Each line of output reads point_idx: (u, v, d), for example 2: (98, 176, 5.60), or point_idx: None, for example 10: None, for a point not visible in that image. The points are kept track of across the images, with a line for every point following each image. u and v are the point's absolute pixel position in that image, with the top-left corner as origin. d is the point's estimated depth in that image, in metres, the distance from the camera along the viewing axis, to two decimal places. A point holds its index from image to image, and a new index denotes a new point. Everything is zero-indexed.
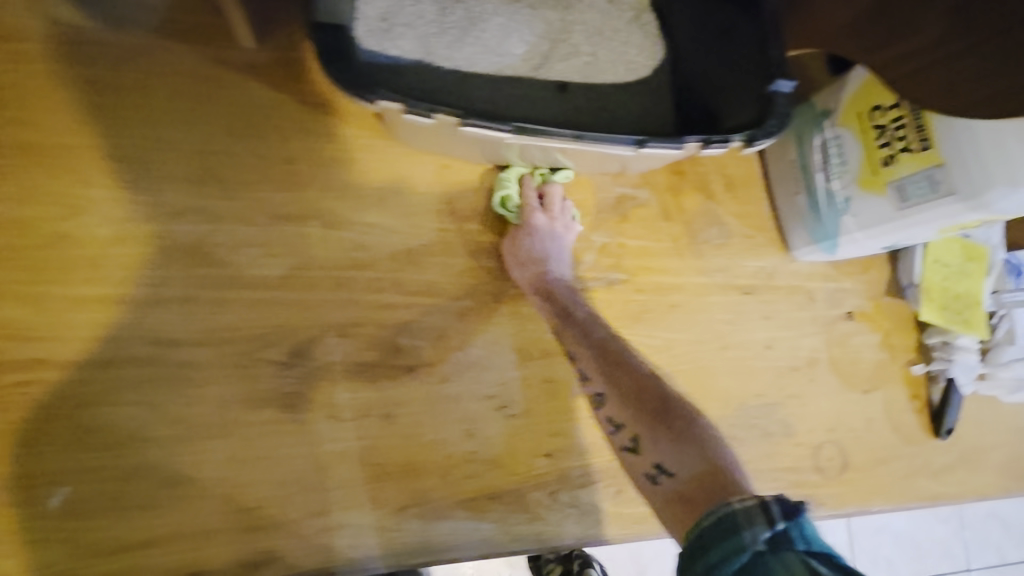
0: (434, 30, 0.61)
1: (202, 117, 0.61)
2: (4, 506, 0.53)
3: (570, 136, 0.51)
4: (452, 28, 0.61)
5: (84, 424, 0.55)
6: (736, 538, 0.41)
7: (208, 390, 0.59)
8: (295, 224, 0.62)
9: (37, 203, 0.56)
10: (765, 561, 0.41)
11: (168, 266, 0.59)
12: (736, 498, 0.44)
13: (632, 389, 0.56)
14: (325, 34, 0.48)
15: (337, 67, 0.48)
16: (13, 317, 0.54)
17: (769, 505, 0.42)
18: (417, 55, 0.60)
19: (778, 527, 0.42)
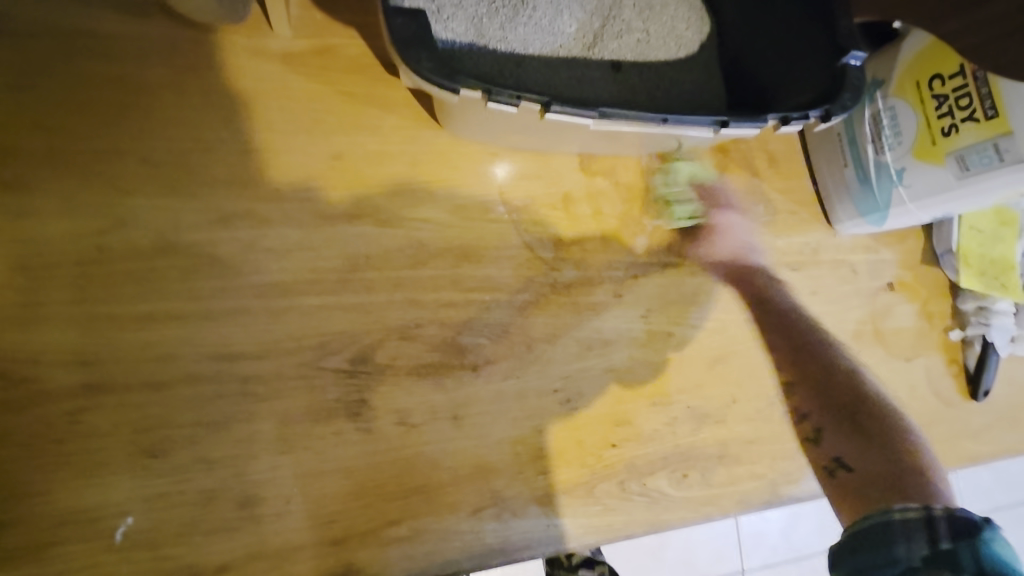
0: (485, 11, 0.58)
1: (241, 113, 0.57)
2: (75, 540, 0.50)
3: (656, 119, 0.51)
4: (504, 8, 0.58)
5: (149, 449, 0.52)
6: (887, 551, 0.54)
7: (269, 405, 0.55)
8: (347, 222, 0.59)
9: (73, 215, 0.52)
10: (916, 572, 0.53)
11: (219, 274, 0.55)
12: (895, 509, 0.56)
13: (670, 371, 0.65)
14: (403, 19, 0.46)
15: (420, 55, 0.46)
16: (62, 339, 0.51)
17: (934, 521, 0.54)
18: (469, 38, 0.56)
19: (940, 545, 0.53)
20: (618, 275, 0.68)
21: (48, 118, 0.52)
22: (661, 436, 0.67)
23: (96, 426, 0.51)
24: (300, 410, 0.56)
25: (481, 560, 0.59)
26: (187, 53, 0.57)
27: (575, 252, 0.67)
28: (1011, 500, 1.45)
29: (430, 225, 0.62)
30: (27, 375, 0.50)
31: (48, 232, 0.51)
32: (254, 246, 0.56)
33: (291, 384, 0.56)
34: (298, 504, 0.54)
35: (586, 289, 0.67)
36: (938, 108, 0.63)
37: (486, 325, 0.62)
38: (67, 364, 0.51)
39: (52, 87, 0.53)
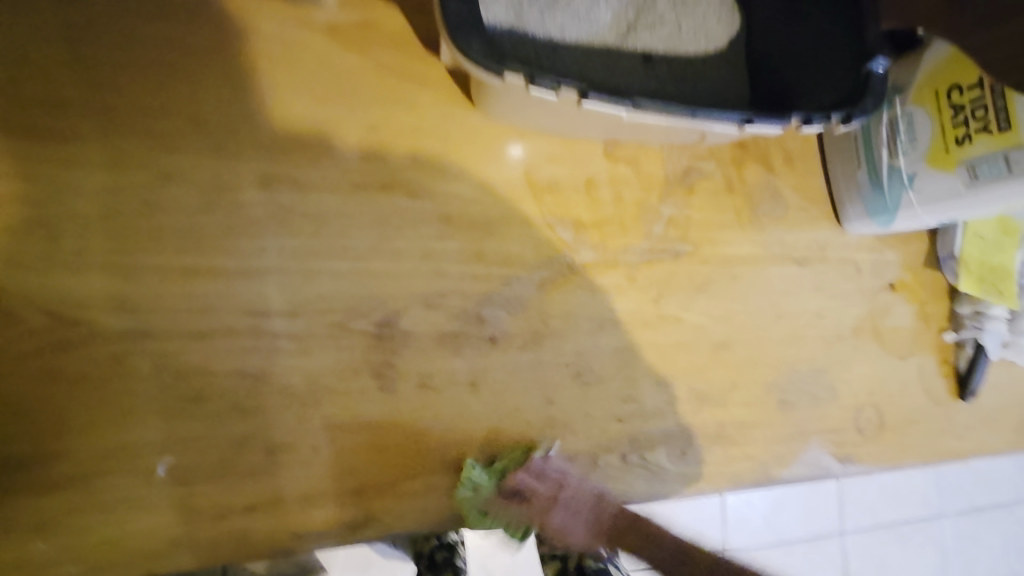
0: None
1: (284, 80, 0.60)
2: (113, 474, 0.53)
3: (685, 112, 0.53)
4: None
5: (187, 393, 0.55)
6: None
7: (300, 360, 0.58)
8: (380, 192, 0.62)
9: (124, 168, 0.55)
10: None
11: (257, 234, 0.58)
12: None
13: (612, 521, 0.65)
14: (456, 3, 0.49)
15: (466, 38, 0.49)
16: (108, 286, 0.53)
17: None
18: (509, 20, 0.59)
19: None
20: (633, 260, 0.71)
21: (103, 74, 0.55)
22: (663, 413, 0.71)
23: (137, 369, 0.54)
24: (328, 367, 0.59)
25: (490, 517, 0.63)
26: (236, 18, 0.59)
27: (594, 235, 0.70)
28: (987, 501, 1.51)
29: (457, 199, 0.65)
30: (75, 315, 0.52)
31: (99, 182, 0.54)
32: (291, 209, 0.59)
33: (320, 342, 0.59)
34: (323, 454, 0.58)
35: (602, 271, 0.70)
36: (954, 118, 0.65)
37: (505, 298, 0.66)
38: (112, 309, 0.53)
39: (110, 44, 0.55)
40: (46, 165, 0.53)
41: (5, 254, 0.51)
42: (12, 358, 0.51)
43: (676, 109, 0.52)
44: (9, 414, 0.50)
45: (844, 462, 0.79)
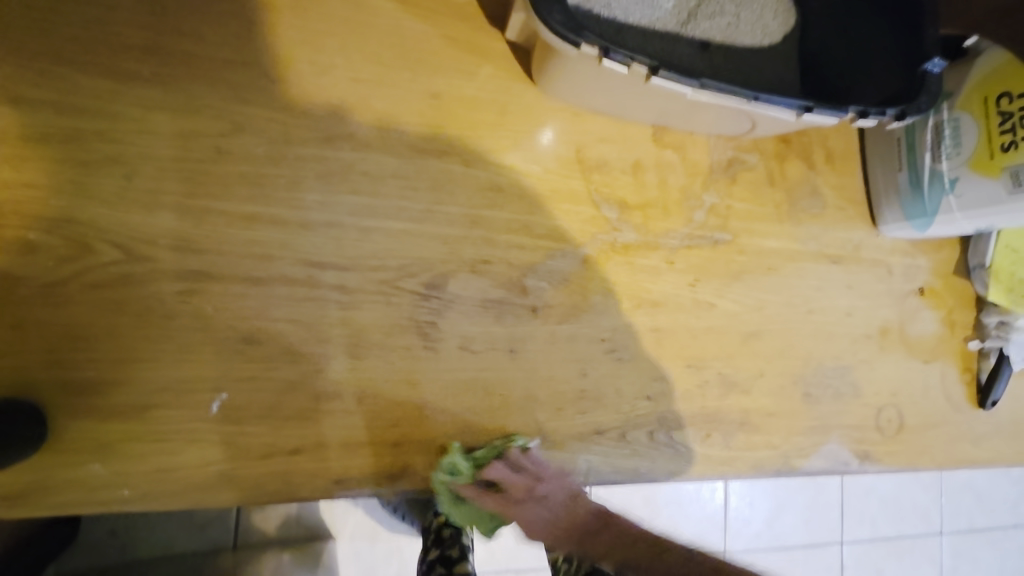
0: None
1: (353, 43, 0.62)
2: (171, 407, 0.55)
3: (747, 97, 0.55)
4: None
5: (245, 336, 0.57)
6: None
7: (351, 314, 0.60)
8: (437, 158, 0.64)
9: (200, 115, 0.57)
10: None
11: (320, 189, 0.60)
12: None
13: (576, 522, 0.64)
14: None
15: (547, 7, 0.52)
16: (178, 226, 0.56)
17: None
18: None
19: None
20: (673, 244, 0.73)
21: (186, 24, 0.57)
22: (691, 396, 0.72)
23: (198, 307, 0.56)
24: (376, 322, 0.61)
25: (520, 479, 0.65)
26: None
27: (637, 216, 0.71)
28: (985, 523, 1.51)
29: (509, 171, 0.67)
30: (143, 251, 0.55)
31: (177, 126, 0.56)
32: (351, 167, 0.61)
33: (372, 298, 0.61)
34: (367, 406, 0.60)
35: (642, 252, 0.71)
36: (1001, 125, 0.67)
37: (549, 271, 0.67)
38: (180, 248, 0.56)
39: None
40: (129, 107, 0.55)
41: (83, 188, 0.53)
42: (82, 287, 0.53)
43: (739, 92, 0.54)
44: (78, 339, 0.53)
45: (862, 459, 0.81)
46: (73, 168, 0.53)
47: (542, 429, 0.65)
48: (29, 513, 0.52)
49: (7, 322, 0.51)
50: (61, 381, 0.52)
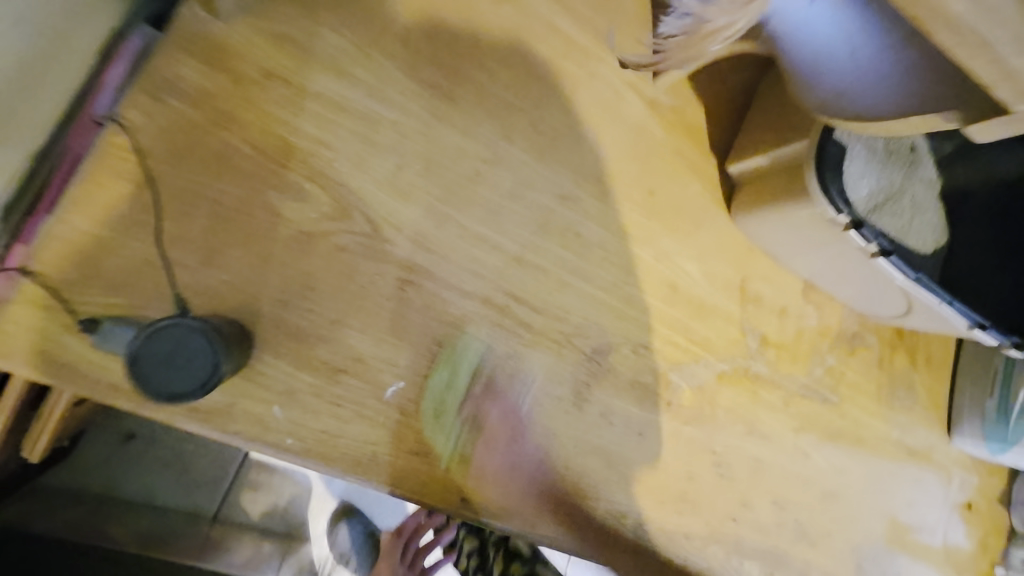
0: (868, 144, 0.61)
1: (607, 126, 0.69)
2: (359, 379, 0.58)
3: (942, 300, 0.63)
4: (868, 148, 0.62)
5: (436, 337, 0.61)
6: None
7: (525, 351, 0.65)
8: (635, 245, 0.71)
9: (471, 139, 0.63)
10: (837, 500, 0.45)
11: (540, 235, 0.66)
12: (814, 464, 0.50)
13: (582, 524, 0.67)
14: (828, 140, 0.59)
15: (825, 169, 0.58)
16: (421, 223, 0.61)
17: None
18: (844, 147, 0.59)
19: None
20: (792, 388, 0.79)
21: (490, 61, 0.64)
22: (769, 531, 0.77)
23: (412, 300, 0.60)
24: (541, 367, 0.65)
25: (610, 552, 0.68)
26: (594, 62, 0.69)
27: (773, 353, 0.78)
28: None
29: (688, 276, 0.73)
30: (388, 235, 0.59)
31: (450, 141, 0.62)
32: (569, 226, 0.67)
33: (547, 344, 0.66)
34: (511, 439, 0.64)
35: (768, 386, 0.77)
36: None
37: (692, 374, 0.73)
38: (415, 243, 0.61)
39: (504, 39, 0.65)
40: (422, 112, 0.61)
41: (363, 163, 0.59)
42: (328, 246, 0.57)
43: (939, 296, 0.62)
44: (305, 290, 0.56)
45: None
46: (362, 144, 0.59)
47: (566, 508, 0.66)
48: (205, 429, 0.54)
49: (256, 254, 0.55)
50: (279, 322, 0.55)
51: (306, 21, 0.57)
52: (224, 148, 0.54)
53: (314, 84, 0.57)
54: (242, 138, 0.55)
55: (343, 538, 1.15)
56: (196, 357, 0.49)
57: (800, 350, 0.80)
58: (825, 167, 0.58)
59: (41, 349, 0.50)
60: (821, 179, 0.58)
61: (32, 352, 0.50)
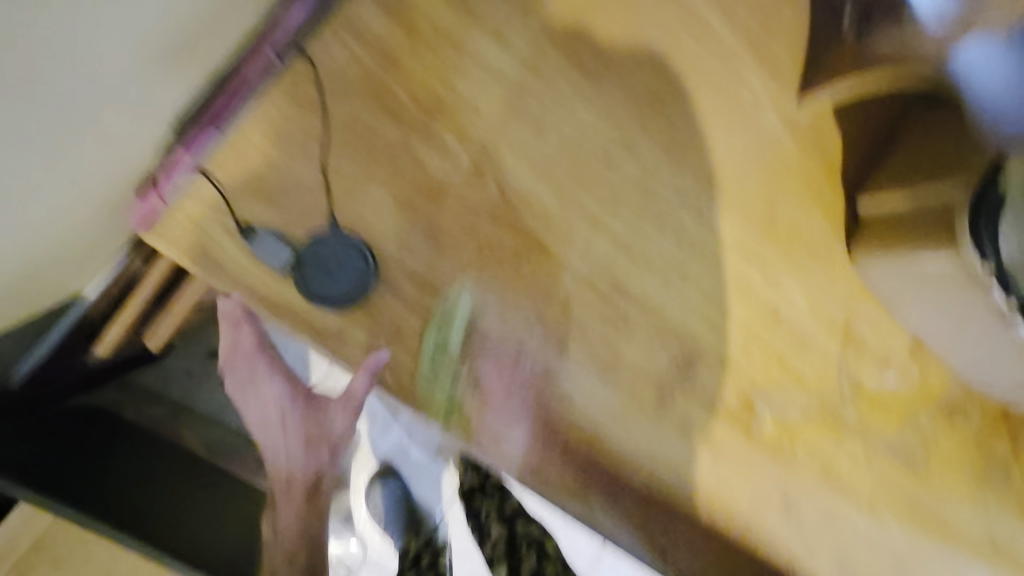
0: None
1: (740, 138, 0.69)
2: (459, 333, 0.60)
3: None
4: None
5: (537, 309, 0.62)
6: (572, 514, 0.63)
7: (618, 342, 0.65)
8: (746, 262, 0.70)
9: (608, 126, 0.65)
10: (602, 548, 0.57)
11: (654, 232, 0.66)
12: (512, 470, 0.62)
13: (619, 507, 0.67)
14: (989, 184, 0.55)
15: (979, 213, 0.55)
16: (545, 197, 0.63)
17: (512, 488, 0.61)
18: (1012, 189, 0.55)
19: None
20: (877, 444, 0.75)
21: (640, 55, 0.65)
22: None
23: (522, 269, 0.62)
24: (631, 361, 0.65)
25: None
26: (742, 75, 0.69)
27: (865, 403, 0.74)
28: None
29: (793, 305, 0.71)
30: (514, 204, 0.62)
31: (588, 125, 0.64)
32: (685, 230, 0.67)
33: (640, 340, 0.66)
34: (586, 423, 0.64)
35: (852, 436, 0.74)
36: None
37: (776, 404, 0.71)
38: (536, 215, 0.62)
39: (658, 37, 0.66)
40: (568, 92, 0.63)
41: (504, 129, 0.61)
42: (457, 201, 0.60)
43: None
44: (430, 238, 0.59)
45: None
46: (506, 111, 0.61)
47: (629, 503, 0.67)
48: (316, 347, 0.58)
49: (394, 196, 0.58)
50: (401, 264, 0.59)
51: None
52: (387, 93, 0.58)
53: (475, 48, 0.60)
54: (402, 86, 0.58)
55: (377, 496, 1.18)
56: (334, 267, 0.56)
57: (894, 407, 0.76)
58: (979, 211, 0.55)
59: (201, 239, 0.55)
60: (973, 220, 0.55)
61: (191, 242, 0.55)
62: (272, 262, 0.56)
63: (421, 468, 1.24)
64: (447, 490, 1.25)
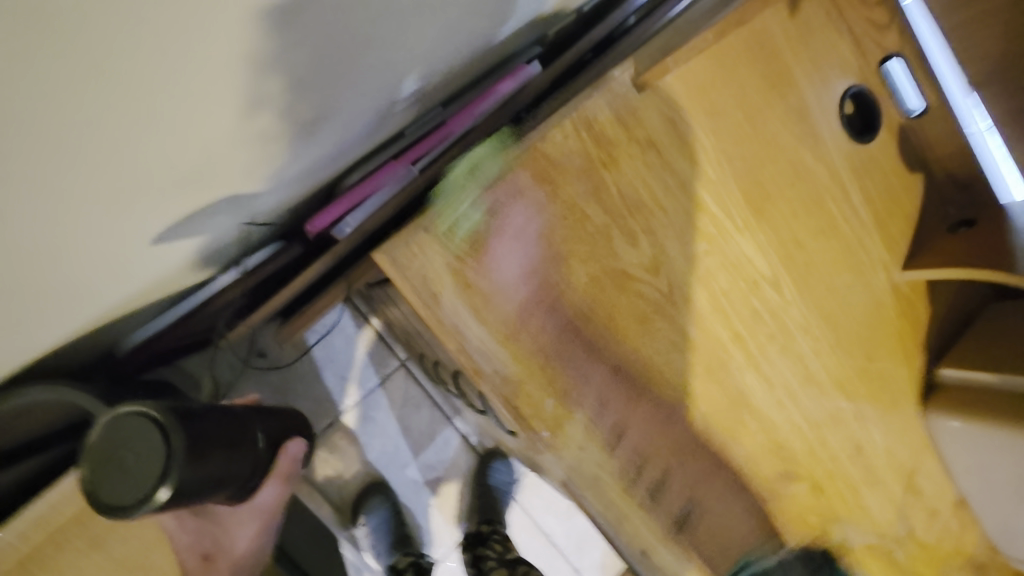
0: None
1: (855, 291, 0.80)
2: (610, 409, 0.66)
3: None
4: None
5: (677, 400, 0.68)
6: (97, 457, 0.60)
7: (731, 445, 0.72)
8: (844, 398, 0.78)
9: (761, 256, 0.74)
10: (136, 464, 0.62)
11: (779, 354, 0.74)
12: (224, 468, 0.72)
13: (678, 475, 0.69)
14: None
15: None
16: (703, 305, 0.70)
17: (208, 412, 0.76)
18: None
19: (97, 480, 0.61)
20: None
21: (794, 201, 0.76)
22: None
23: (672, 362, 0.68)
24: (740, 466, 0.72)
25: None
26: (864, 238, 0.80)
27: (914, 547, 0.82)
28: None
29: (874, 446, 0.79)
30: (676, 303, 0.69)
31: (746, 249, 0.73)
32: (803, 359, 0.76)
33: (750, 445, 0.73)
34: (694, 514, 0.70)
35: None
36: None
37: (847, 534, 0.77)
38: (694, 320, 0.69)
39: (810, 192, 0.77)
40: (737, 218, 0.72)
41: (683, 239, 0.69)
42: (634, 291, 0.67)
43: None
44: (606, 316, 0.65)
45: None
46: (688, 224, 0.70)
47: (801, 482, 0.76)
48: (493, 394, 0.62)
49: (587, 274, 0.65)
50: (579, 334, 0.64)
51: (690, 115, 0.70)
52: (600, 181, 0.65)
53: (675, 165, 0.69)
54: (614, 182, 0.66)
55: (376, 516, 1.24)
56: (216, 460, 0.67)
57: (933, 555, 0.83)
58: None
59: (446, 278, 0.59)
60: None
61: (417, 276, 0.58)
62: (487, 307, 0.61)
63: (417, 493, 1.33)
64: (445, 518, 1.36)
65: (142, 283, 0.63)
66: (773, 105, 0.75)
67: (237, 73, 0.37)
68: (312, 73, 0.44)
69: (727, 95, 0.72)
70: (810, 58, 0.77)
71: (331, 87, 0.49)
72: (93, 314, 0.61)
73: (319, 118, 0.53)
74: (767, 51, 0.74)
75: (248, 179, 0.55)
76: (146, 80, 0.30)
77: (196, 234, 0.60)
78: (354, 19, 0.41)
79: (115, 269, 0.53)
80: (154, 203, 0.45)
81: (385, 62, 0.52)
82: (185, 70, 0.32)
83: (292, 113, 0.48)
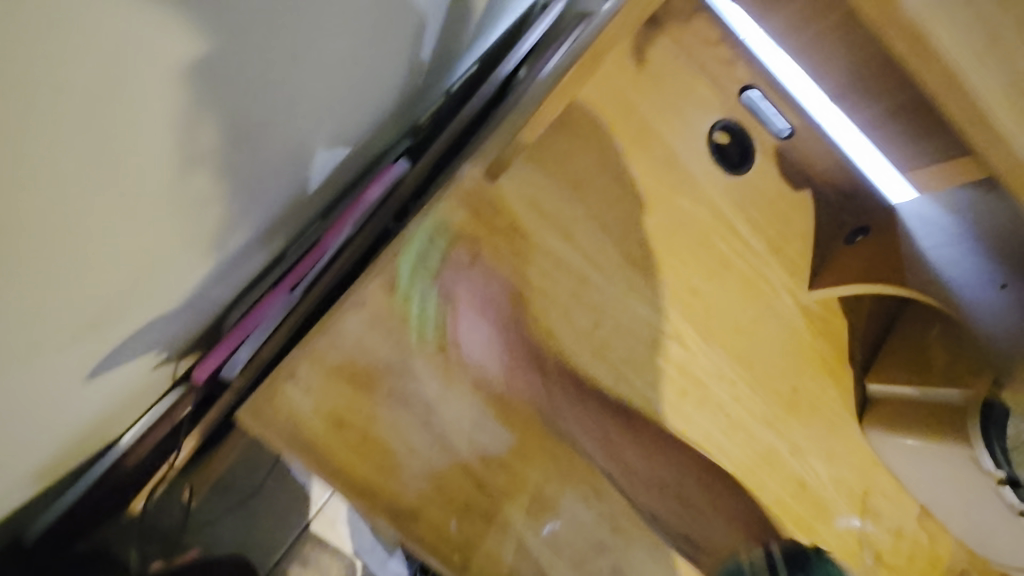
0: None
1: (765, 324, 0.78)
2: (523, 511, 0.63)
3: None
4: None
5: (594, 484, 0.66)
6: None
7: (665, 517, 0.69)
8: (774, 435, 0.76)
9: (656, 313, 0.72)
10: None
11: (696, 408, 0.72)
12: None
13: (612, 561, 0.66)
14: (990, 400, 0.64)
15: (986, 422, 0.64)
16: (603, 378, 0.68)
17: None
18: None
19: None
20: None
21: (680, 250, 0.75)
22: None
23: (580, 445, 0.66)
24: (678, 535, 0.69)
25: None
26: (763, 267, 0.79)
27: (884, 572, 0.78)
28: None
29: (818, 476, 0.77)
30: (575, 383, 0.67)
31: (639, 310, 0.72)
32: (723, 407, 0.74)
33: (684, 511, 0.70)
34: None
35: None
36: None
37: None
38: (596, 396, 0.68)
39: (695, 237, 0.76)
40: (622, 281, 0.71)
41: (568, 317, 0.68)
42: (528, 384, 0.65)
43: None
44: (500, 417, 0.63)
45: None
46: (571, 300, 0.68)
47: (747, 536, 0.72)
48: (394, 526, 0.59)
49: (473, 379, 0.63)
50: (475, 444, 0.62)
51: (550, 193, 0.69)
52: (468, 280, 0.64)
53: (547, 245, 0.68)
54: (483, 278, 0.65)
55: None
56: None
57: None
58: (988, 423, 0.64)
59: (319, 422, 0.57)
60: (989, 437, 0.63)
61: (288, 426, 0.57)
62: (369, 438, 0.59)
63: None
64: None
65: (98, 401, 0.61)
66: (640, 160, 0.75)
67: (163, 134, 0.35)
68: (237, 128, 0.43)
69: (587, 161, 0.72)
70: (667, 103, 0.76)
71: (261, 138, 0.47)
72: (39, 453, 0.57)
73: (259, 170, 0.51)
74: (620, 108, 0.74)
75: (185, 274, 0.54)
76: (72, 140, 0.29)
77: (137, 347, 0.58)
78: (268, 83, 0.42)
79: (53, 402, 0.50)
80: (90, 300, 0.42)
81: (298, 126, 0.51)
82: (113, 135, 0.31)
83: (226, 172, 0.46)
